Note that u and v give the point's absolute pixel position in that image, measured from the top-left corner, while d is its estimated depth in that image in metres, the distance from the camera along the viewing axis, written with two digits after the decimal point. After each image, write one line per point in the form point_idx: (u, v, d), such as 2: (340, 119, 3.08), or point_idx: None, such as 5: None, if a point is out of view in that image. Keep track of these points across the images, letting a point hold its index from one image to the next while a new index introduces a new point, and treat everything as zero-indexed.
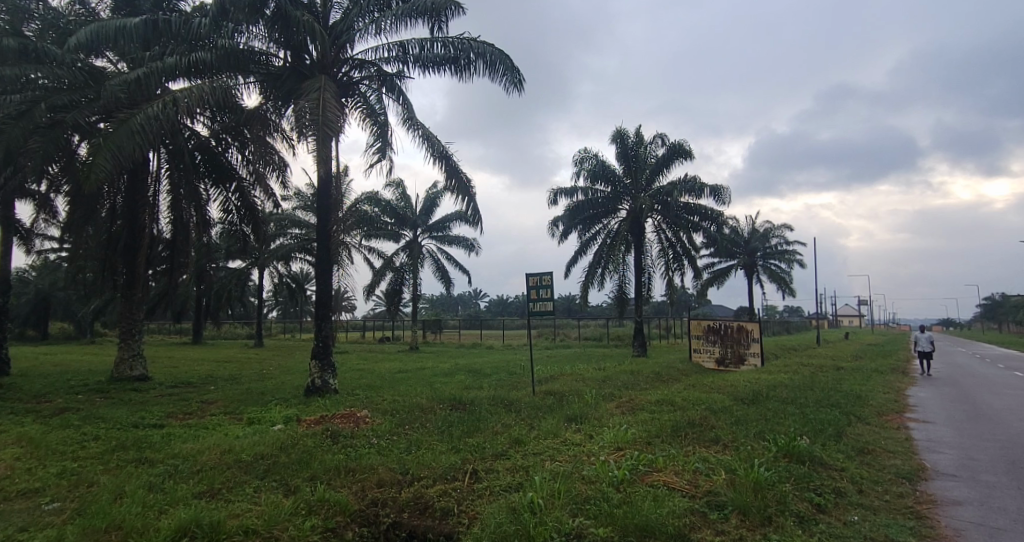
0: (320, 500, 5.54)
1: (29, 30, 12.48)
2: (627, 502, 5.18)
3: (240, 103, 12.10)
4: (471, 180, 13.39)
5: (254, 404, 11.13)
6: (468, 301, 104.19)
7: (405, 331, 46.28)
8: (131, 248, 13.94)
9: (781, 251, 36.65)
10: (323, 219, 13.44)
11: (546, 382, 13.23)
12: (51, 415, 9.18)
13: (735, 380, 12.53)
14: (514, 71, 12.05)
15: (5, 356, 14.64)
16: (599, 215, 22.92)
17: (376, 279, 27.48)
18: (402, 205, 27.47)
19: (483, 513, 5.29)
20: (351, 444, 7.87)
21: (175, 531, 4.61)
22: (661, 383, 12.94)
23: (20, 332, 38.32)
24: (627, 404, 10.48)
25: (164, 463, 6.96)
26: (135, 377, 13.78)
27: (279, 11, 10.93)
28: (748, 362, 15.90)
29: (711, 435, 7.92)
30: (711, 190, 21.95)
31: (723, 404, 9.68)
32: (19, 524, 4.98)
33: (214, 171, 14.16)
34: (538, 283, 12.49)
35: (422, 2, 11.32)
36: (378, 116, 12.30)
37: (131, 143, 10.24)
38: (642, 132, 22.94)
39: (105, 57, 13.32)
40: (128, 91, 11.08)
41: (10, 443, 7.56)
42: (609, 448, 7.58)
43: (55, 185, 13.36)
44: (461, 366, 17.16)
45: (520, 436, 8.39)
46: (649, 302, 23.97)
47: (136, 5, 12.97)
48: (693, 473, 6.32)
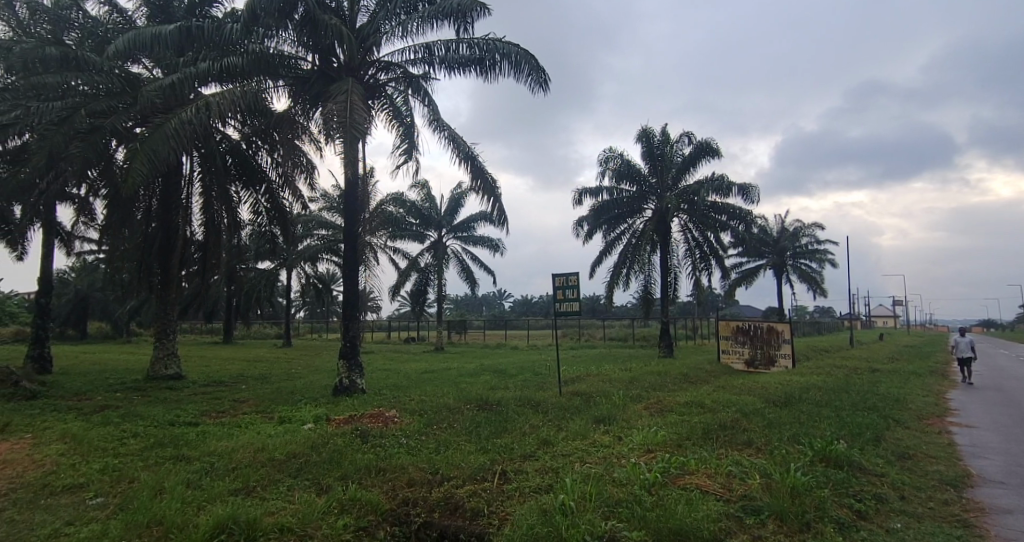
0: (353, 500, 5.60)
1: (69, 38, 12.87)
2: (661, 506, 5.13)
3: (270, 106, 12.33)
4: (496, 180, 13.42)
5: (283, 404, 11.25)
6: (493, 301, 104.20)
7: (430, 332, 46.56)
8: (165, 250, 14.25)
9: (812, 251, 35.88)
10: (350, 220, 13.61)
11: (573, 383, 13.20)
12: (91, 413, 9.43)
13: (766, 383, 12.33)
14: (539, 70, 12.02)
15: (47, 355, 15.13)
16: (624, 215, 22.72)
17: (401, 279, 27.65)
18: (427, 206, 27.54)
19: (514, 514, 5.29)
20: (381, 444, 7.93)
21: (213, 528, 4.69)
22: (690, 385, 12.78)
23: (62, 331, 39.54)
24: (655, 406, 10.35)
25: (201, 460, 7.10)
26: (170, 376, 14.13)
27: (307, 14, 11.09)
28: (779, 364, 15.61)
29: (744, 438, 7.81)
30: (739, 189, 21.57)
31: (755, 406, 9.53)
32: (66, 518, 5.12)
33: (244, 174, 14.51)
34: (564, 283, 12.44)
35: (448, 5, 11.33)
36: (404, 117, 12.39)
37: (166, 147, 10.45)
38: (668, 130, 22.65)
39: (141, 64, 13.64)
40: (163, 97, 11.35)
41: (56, 439, 7.81)
42: (639, 450, 7.53)
43: (93, 188, 13.68)
44: (486, 367, 17.17)
45: (549, 437, 8.36)
46: (676, 302, 23.76)
47: (170, 13, 13.25)
48: (727, 476, 6.23)
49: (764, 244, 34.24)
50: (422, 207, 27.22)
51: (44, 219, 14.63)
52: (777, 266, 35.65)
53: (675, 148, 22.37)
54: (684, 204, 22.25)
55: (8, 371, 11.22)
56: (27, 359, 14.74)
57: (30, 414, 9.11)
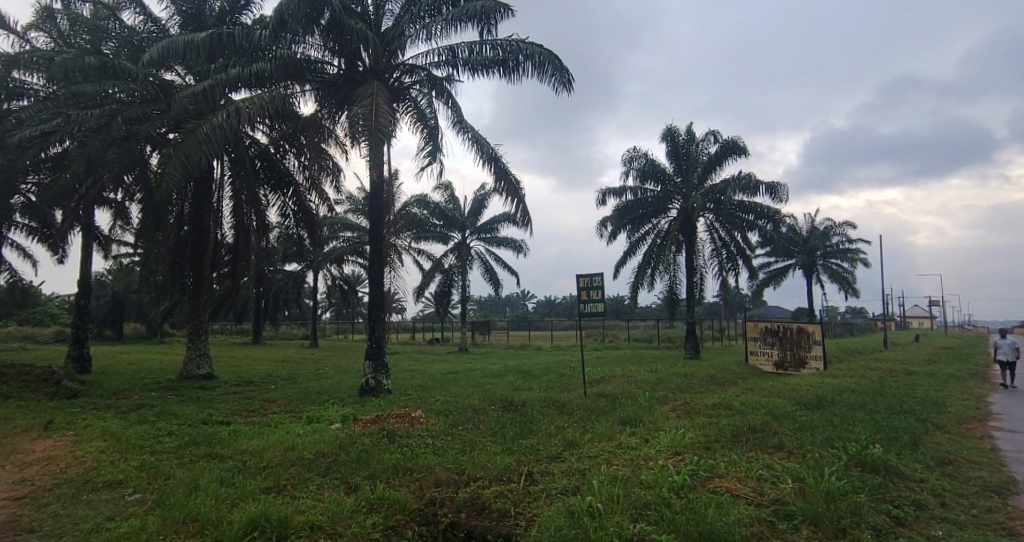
0: (380, 499, 5.65)
1: (106, 48, 13.28)
2: (690, 510, 5.07)
3: (297, 111, 12.53)
4: (520, 181, 13.43)
5: (311, 403, 11.42)
6: (515, 302, 104.33)
7: (453, 332, 46.82)
8: (197, 253, 14.59)
9: (843, 250, 35.04)
10: (376, 222, 13.77)
11: (597, 384, 13.13)
12: (128, 411, 9.71)
13: (796, 385, 12.09)
14: (563, 71, 12.00)
15: (86, 355, 15.61)
16: (649, 214, 22.52)
17: (425, 280, 27.84)
18: (450, 208, 27.68)
19: (541, 515, 5.28)
20: (407, 444, 8.00)
21: (247, 525, 4.79)
22: (718, 386, 12.61)
23: (100, 332, 40.84)
24: (682, 408, 10.22)
25: (232, 458, 7.25)
26: (202, 376, 14.46)
27: (333, 19, 11.24)
28: (810, 365, 15.28)
29: (774, 441, 7.67)
30: (766, 188, 21.19)
31: (785, 409, 9.36)
32: (106, 513, 5.27)
33: (273, 177, 14.80)
34: (589, 284, 12.38)
35: (472, 7, 11.37)
36: (428, 120, 12.48)
37: (198, 152, 10.71)
38: (693, 129, 22.39)
39: (173, 71, 13.98)
40: (195, 103, 11.63)
41: (95, 436, 8.06)
42: (666, 452, 7.45)
43: (129, 193, 14.08)
44: (510, 367, 17.18)
45: (574, 439, 8.32)
46: (701, 303, 23.46)
47: (202, 21, 13.56)
48: (758, 480, 6.13)
49: (792, 244, 33.57)
50: (446, 209, 27.38)
51: (82, 224, 15.10)
52: (806, 266, 34.92)
53: (700, 147, 22.09)
54: (709, 204, 21.95)
55: (50, 371, 11.62)
56: (67, 359, 15.23)
57: (70, 412, 9.41)
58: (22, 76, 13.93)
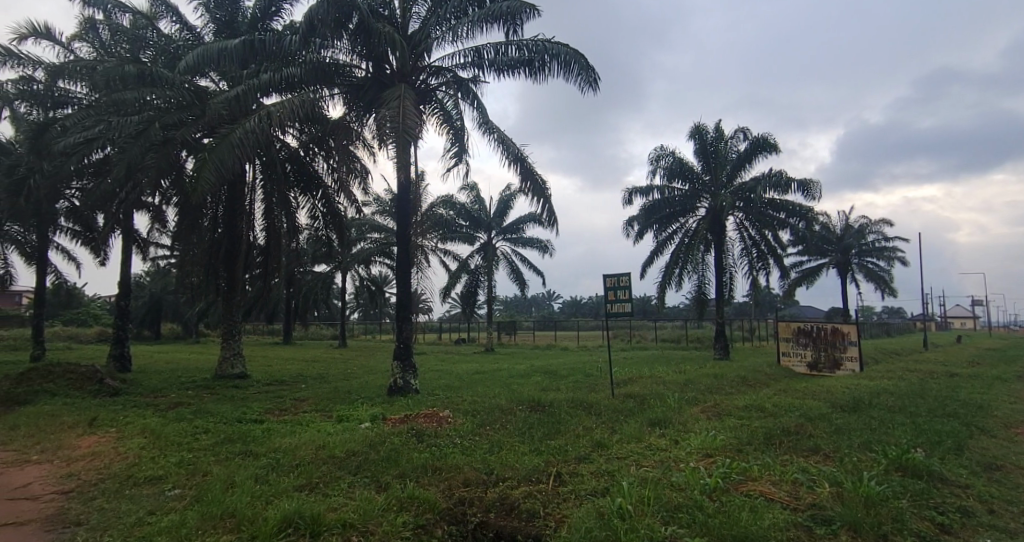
0: (411, 498, 5.70)
1: (144, 56, 13.69)
2: (724, 513, 4.98)
3: (326, 114, 12.74)
4: (546, 181, 13.40)
5: (341, 403, 11.57)
6: (541, 303, 104.27)
7: (479, 332, 46.98)
8: (230, 254, 14.93)
9: (879, 248, 34.06)
10: (403, 224, 13.91)
11: (626, 385, 13.00)
12: (166, 409, 9.98)
13: (831, 387, 11.78)
14: (589, 70, 11.92)
15: (126, 355, 16.13)
16: (676, 214, 22.26)
17: (452, 281, 27.99)
18: (476, 208, 27.78)
19: (571, 516, 5.26)
20: (436, 443, 8.05)
21: (281, 522, 4.88)
22: (749, 388, 12.37)
23: (139, 332, 42.16)
24: (713, 410, 10.06)
25: (267, 456, 7.40)
26: (236, 375, 14.81)
27: (360, 23, 11.38)
28: (844, 367, 14.98)
29: (810, 444, 7.48)
30: (798, 185, 20.71)
31: (821, 411, 9.14)
32: (148, 508, 5.43)
33: (302, 180, 15.08)
34: (615, 284, 12.28)
35: (498, 8, 11.39)
36: (453, 121, 12.55)
37: (231, 156, 10.96)
38: (722, 126, 22.05)
39: (208, 77, 14.33)
40: (228, 109, 11.91)
41: (136, 433, 8.31)
42: (697, 454, 7.33)
43: (166, 197, 14.50)
44: (537, 368, 17.13)
45: (602, 440, 8.25)
46: (731, 303, 23.07)
47: (235, 28, 13.87)
48: (793, 484, 5.99)
49: (826, 243, 32.78)
50: (472, 210, 27.50)
51: (122, 227, 15.60)
52: (841, 265, 34.06)
53: (730, 145, 21.74)
54: (739, 202, 21.60)
55: (93, 369, 12.06)
56: (109, 358, 15.75)
57: (113, 410, 9.73)
58: (67, 84, 14.46)
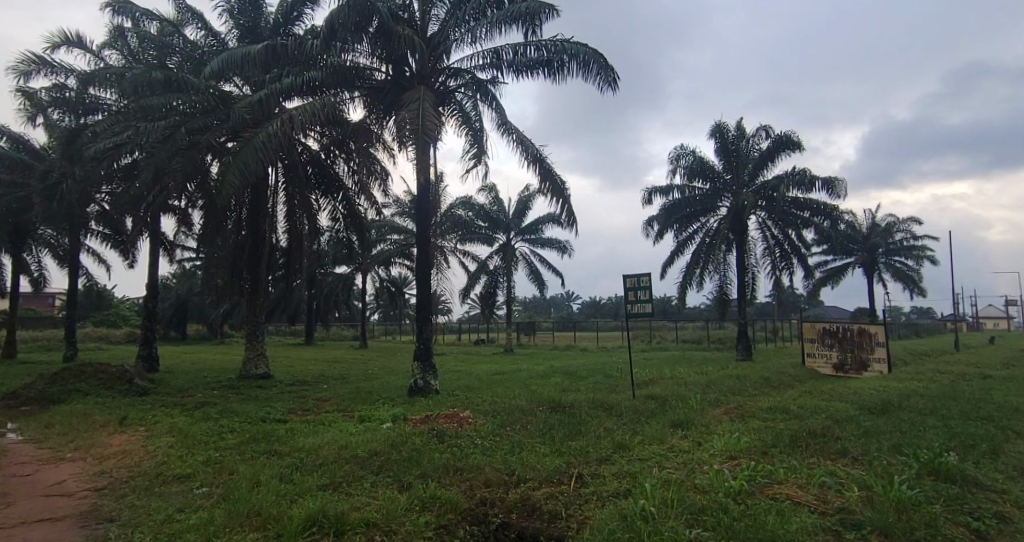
0: (433, 498, 5.73)
1: (171, 62, 13.97)
2: (749, 516, 4.91)
3: (347, 117, 12.87)
4: (565, 181, 13.36)
5: (362, 403, 11.67)
6: (559, 303, 104.12)
7: (498, 333, 47.07)
8: (254, 256, 15.17)
9: (907, 247, 33.29)
10: (423, 225, 13.98)
11: (647, 386, 12.91)
12: (193, 408, 10.17)
13: (859, 389, 11.56)
14: (608, 69, 11.86)
15: (153, 355, 16.48)
16: (697, 213, 22.03)
17: (471, 282, 28.07)
18: (495, 209, 27.83)
19: (593, 518, 5.22)
20: (457, 444, 8.07)
21: (306, 520, 4.94)
22: (772, 389, 12.20)
23: (166, 333, 43.10)
24: (736, 412, 9.93)
25: (291, 455, 7.49)
26: (259, 376, 15.03)
27: (381, 26, 11.48)
28: (872, 369, 14.66)
29: (838, 447, 7.34)
30: (823, 183, 20.37)
31: (848, 413, 8.96)
32: (177, 505, 5.53)
33: (324, 183, 15.26)
34: (636, 285, 12.19)
35: (517, 8, 11.39)
36: (473, 123, 12.59)
37: (255, 159, 11.12)
38: (743, 124, 21.76)
39: (232, 82, 14.57)
40: (252, 113, 12.10)
41: (164, 431, 8.48)
42: (721, 456, 7.24)
43: (191, 201, 14.78)
44: (557, 369, 17.08)
45: (624, 441, 8.21)
46: (753, 303, 22.77)
47: (258, 34, 14.10)
48: (821, 488, 5.87)
49: (852, 241, 32.21)
50: (490, 211, 27.55)
51: (150, 230, 15.94)
52: (867, 264, 33.40)
53: (752, 143, 21.46)
54: (761, 201, 21.31)
55: (122, 369, 12.34)
56: (137, 359, 16.11)
57: (142, 409, 9.95)
58: (97, 91, 14.83)
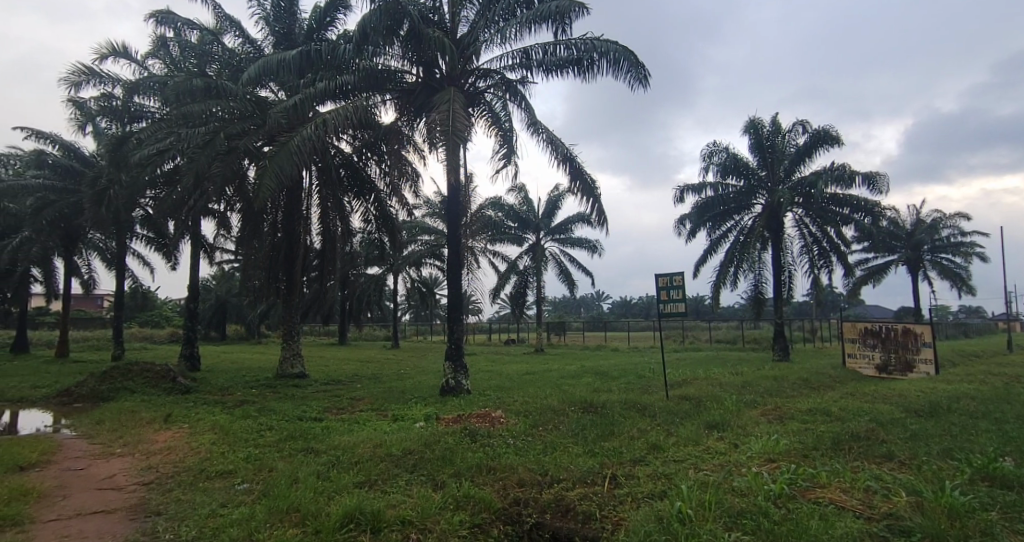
0: (466, 496, 5.74)
1: (210, 70, 14.38)
2: (791, 520, 4.78)
3: (379, 120, 13.04)
4: (595, 180, 13.26)
5: (396, 402, 11.80)
6: (589, 303, 103.58)
7: (528, 333, 47.01)
8: (290, 258, 15.50)
9: (955, 244, 31.95)
10: (453, 226, 14.05)
11: (681, 387, 12.68)
12: (233, 407, 10.43)
13: (905, 391, 11.14)
14: (639, 66, 11.73)
15: (195, 355, 16.97)
16: (731, 211, 21.62)
17: (501, 282, 28.12)
18: (525, 210, 27.83)
19: (628, 519, 5.16)
20: (490, 443, 8.08)
21: (343, 517, 5.01)
22: (812, 390, 11.88)
23: (206, 333, 44.44)
24: (774, 413, 9.68)
25: (327, 453, 7.62)
26: (295, 375, 15.33)
27: (412, 29, 11.61)
28: (918, 370, 14.18)
29: (883, 450, 7.09)
30: (863, 178, 19.75)
31: (894, 416, 8.64)
32: (220, 500, 5.68)
33: (356, 185, 15.52)
34: (669, 284, 12.01)
35: (547, 8, 11.36)
36: (502, 123, 12.61)
37: (291, 163, 11.36)
38: (779, 119, 21.28)
39: (268, 88, 14.91)
40: (287, 117, 12.35)
41: (207, 428, 8.74)
42: (759, 459, 7.07)
43: (230, 204, 15.20)
44: (589, 369, 16.94)
45: (658, 442, 8.09)
46: (790, 303, 22.22)
47: (293, 40, 14.39)
48: (866, 492, 5.67)
49: (895, 239, 31.12)
50: (520, 211, 27.57)
51: (191, 233, 16.44)
52: (911, 262, 32.33)
53: (788, 139, 20.98)
54: (798, 198, 20.81)
55: (166, 368, 12.74)
56: (180, 358, 16.62)
57: (185, 406, 10.27)
58: (141, 99, 15.36)
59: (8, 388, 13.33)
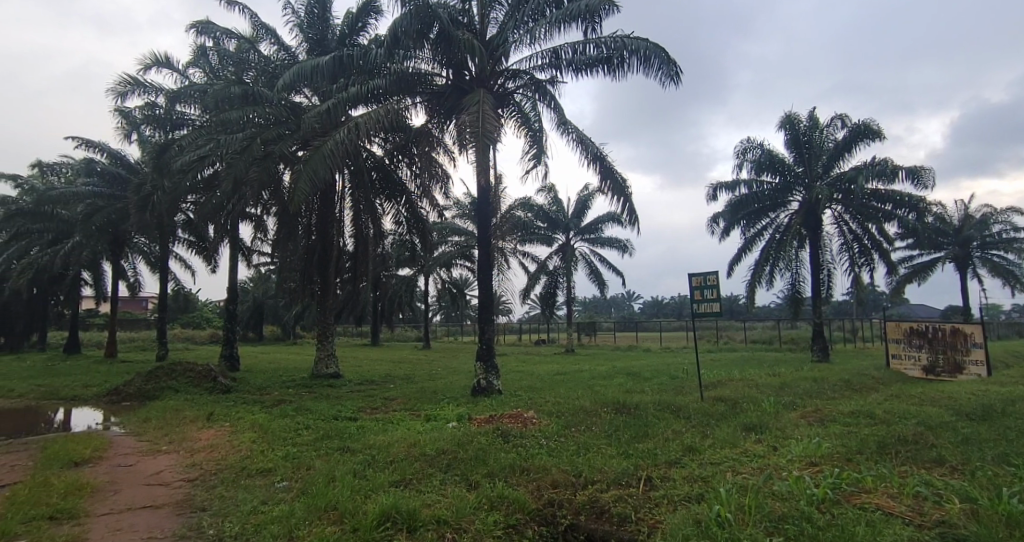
0: (501, 497, 5.73)
1: (247, 77, 14.75)
2: (836, 526, 4.64)
3: (409, 123, 13.18)
4: (626, 180, 13.14)
5: (429, 402, 11.90)
6: (619, 303, 102.73)
7: (559, 334, 46.81)
8: (324, 260, 15.78)
9: (1007, 240, 30.55)
10: (483, 227, 14.10)
11: (716, 388, 12.44)
12: (271, 406, 10.65)
13: (953, 393, 10.72)
14: (670, 63, 11.56)
15: (233, 355, 17.41)
16: (766, 209, 21.14)
17: (531, 282, 28.09)
18: (554, 210, 27.75)
19: (665, 523, 5.07)
20: (523, 444, 8.07)
21: (380, 515, 5.05)
22: (854, 392, 11.52)
23: (244, 334, 45.66)
24: (814, 416, 9.41)
25: (362, 452, 7.73)
26: (330, 375, 15.60)
27: (442, 32, 11.69)
28: (968, 372, 13.68)
29: (933, 455, 6.82)
30: (906, 173, 19.07)
31: (943, 419, 8.30)
32: (261, 498, 5.79)
33: (387, 188, 15.72)
34: (702, 283, 11.79)
35: (577, 6, 11.29)
36: (532, 124, 12.60)
37: (324, 166, 11.56)
38: (817, 114, 20.72)
39: (302, 93, 15.22)
40: (321, 122, 12.57)
41: (247, 427, 8.95)
42: (801, 463, 6.87)
43: (266, 208, 15.55)
44: (620, 370, 16.78)
45: (694, 444, 7.94)
46: (830, 303, 21.59)
47: (326, 45, 14.66)
48: (916, 499, 5.45)
49: (942, 236, 29.94)
50: (550, 211, 27.52)
51: (229, 237, 16.89)
52: (959, 259, 31.13)
53: (826, 134, 20.42)
54: (837, 194, 20.33)
55: (207, 368, 13.08)
56: (220, 358, 17.09)
57: (226, 405, 10.54)
58: (183, 107, 15.88)
59: (61, 386, 13.92)
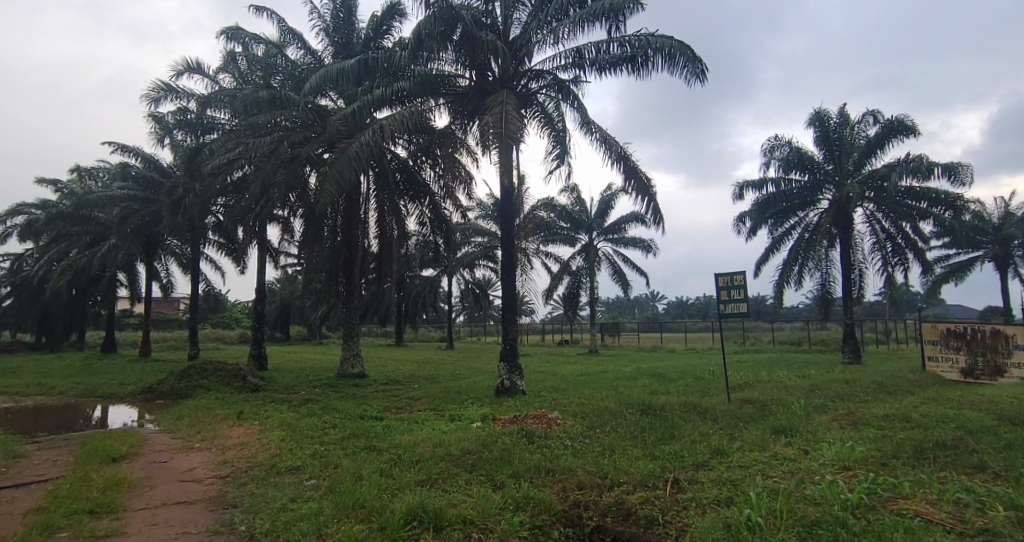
0: (526, 498, 5.71)
1: (275, 81, 15.01)
2: (873, 532, 4.50)
3: (433, 124, 13.25)
4: (651, 179, 13.00)
5: (453, 402, 11.94)
6: (642, 304, 101.97)
7: (582, 335, 46.63)
8: (349, 261, 15.94)
9: None
10: (506, 227, 14.09)
11: (744, 389, 12.24)
12: (298, 405, 10.80)
13: (994, 396, 10.37)
14: (696, 60, 11.41)
15: (261, 355, 17.71)
16: (794, 207, 20.73)
17: (554, 283, 28.03)
18: (577, 210, 27.64)
19: (694, 526, 4.98)
20: (548, 444, 8.04)
21: (407, 515, 5.07)
22: (888, 395, 11.21)
23: (272, 334, 46.50)
24: (846, 419, 9.19)
25: (388, 451, 7.78)
26: (355, 375, 15.77)
27: (465, 34, 11.73)
28: (1009, 375, 13.06)
29: (973, 460, 6.59)
30: (942, 170, 18.51)
31: (983, 424, 8.02)
32: (290, 495, 5.87)
33: (411, 189, 15.83)
34: (729, 283, 11.61)
35: (600, 5, 11.23)
36: (555, 123, 12.55)
37: (350, 168, 11.69)
38: (847, 110, 20.25)
39: (328, 96, 15.42)
40: (346, 125, 12.71)
41: (276, 425, 9.08)
42: (833, 466, 6.71)
43: (293, 210, 15.78)
44: (644, 371, 16.62)
45: (722, 447, 7.81)
46: (861, 303, 21.08)
47: (351, 49, 14.83)
48: (956, 505, 5.27)
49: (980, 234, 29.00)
50: (572, 211, 27.41)
51: (258, 239, 17.19)
52: (999, 258, 30.11)
53: (857, 131, 19.95)
54: (869, 192, 19.82)
55: (237, 367, 13.32)
56: (249, 358, 17.40)
57: (255, 404, 10.72)
58: (213, 112, 16.23)
59: (98, 384, 14.34)
